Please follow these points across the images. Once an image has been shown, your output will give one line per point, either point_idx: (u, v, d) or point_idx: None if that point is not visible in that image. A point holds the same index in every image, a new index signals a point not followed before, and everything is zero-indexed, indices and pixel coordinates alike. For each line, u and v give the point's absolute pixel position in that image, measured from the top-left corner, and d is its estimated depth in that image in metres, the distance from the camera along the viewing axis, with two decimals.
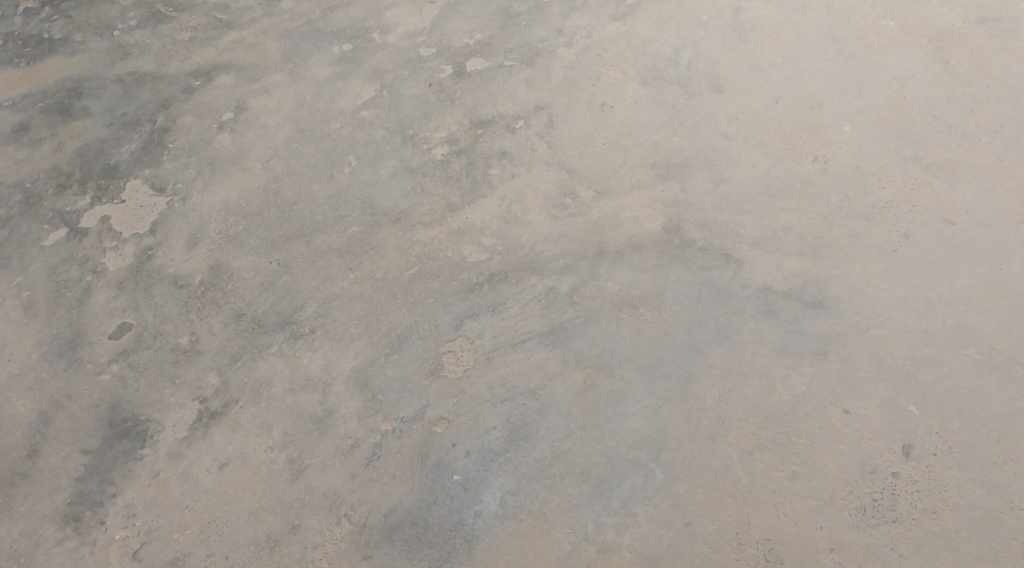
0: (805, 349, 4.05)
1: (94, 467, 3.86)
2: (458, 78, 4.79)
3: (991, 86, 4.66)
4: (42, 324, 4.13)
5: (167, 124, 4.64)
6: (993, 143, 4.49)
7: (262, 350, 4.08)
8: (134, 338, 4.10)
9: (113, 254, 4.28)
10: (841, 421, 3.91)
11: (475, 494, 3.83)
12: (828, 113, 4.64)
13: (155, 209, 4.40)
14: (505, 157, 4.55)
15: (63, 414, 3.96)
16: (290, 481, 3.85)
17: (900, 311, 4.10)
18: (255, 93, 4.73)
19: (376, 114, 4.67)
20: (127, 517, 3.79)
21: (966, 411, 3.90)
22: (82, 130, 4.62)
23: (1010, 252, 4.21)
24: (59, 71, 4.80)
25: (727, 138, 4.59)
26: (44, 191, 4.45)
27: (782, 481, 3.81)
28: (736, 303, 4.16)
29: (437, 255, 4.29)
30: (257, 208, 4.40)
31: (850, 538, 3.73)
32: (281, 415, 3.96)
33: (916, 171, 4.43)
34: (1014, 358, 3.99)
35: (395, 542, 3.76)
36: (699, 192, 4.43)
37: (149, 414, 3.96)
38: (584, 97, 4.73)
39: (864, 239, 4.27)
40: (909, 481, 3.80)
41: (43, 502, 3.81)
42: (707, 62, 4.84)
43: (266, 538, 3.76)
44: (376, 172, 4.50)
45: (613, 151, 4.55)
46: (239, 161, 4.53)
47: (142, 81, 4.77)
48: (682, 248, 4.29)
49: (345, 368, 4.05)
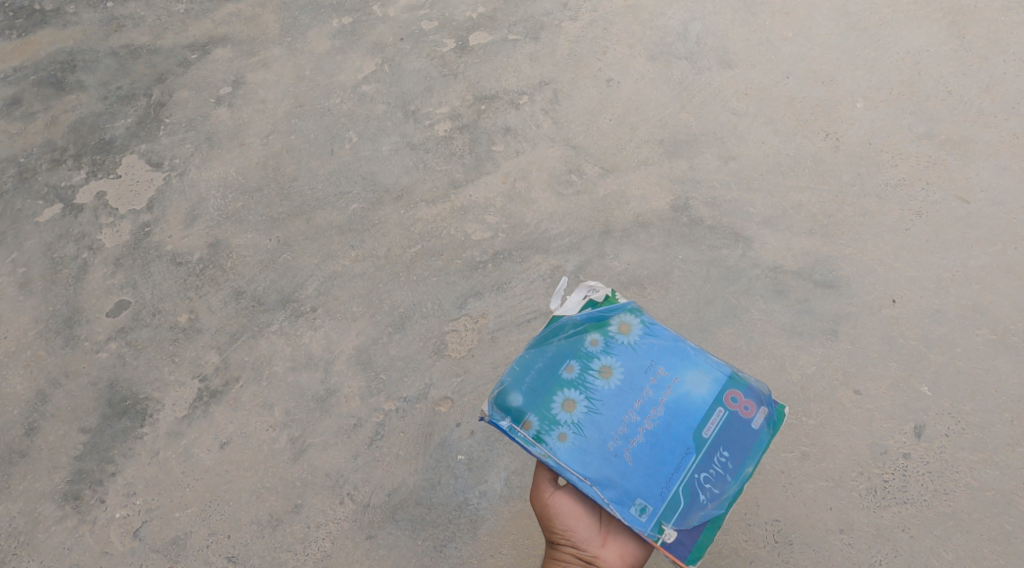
0: (815, 329, 3.98)
1: (93, 445, 3.82)
2: (460, 52, 4.71)
3: (1009, 61, 4.55)
4: (39, 301, 4.10)
5: (163, 98, 4.58)
6: (1009, 120, 4.39)
7: (262, 328, 4.03)
8: (132, 316, 4.07)
9: (110, 230, 4.24)
10: (851, 402, 3.84)
11: (479, 474, 3.76)
12: (840, 89, 4.55)
13: (151, 184, 4.35)
14: (509, 133, 4.48)
15: (61, 392, 3.92)
16: (292, 460, 3.80)
17: (912, 290, 4.03)
18: (254, 66, 4.67)
19: (377, 89, 4.60)
20: (127, 496, 3.74)
21: (979, 392, 3.82)
22: (76, 104, 4.57)
23: None
24: (51, 43, 4.74)
25: (736, 115, 4.50)
26: (38, 166, 4.40)
27: (792, 462, 3.75)
28: (745, 283, 4.09)
29: (440, 234, 4.23)
30: (257, 184, 4.35)
31: (860, 519, 3.66)
32: (284, 394, 3.91)
33: (929, 148, 4.34)
34: None
35: (399, 521, 3.70)
36: (708, 169, 4.35)
37: (149, 393, 3.92)
38: (590, 72, 4.65)
39: (876, 218, 4.20)
40: (921, 462, 3.72)
41: (42, 480, 3.76)
42: (716, 37, 4.75)
43: (269, 517, 3.70)
44: (377, 148, 4.44)
45: (620, 128, 4.48)
46: (237, 136, 4.47)
47: (136, 54, 4.72)
48: (690, 227, 4.22)
49: (347, 347, 4.00)
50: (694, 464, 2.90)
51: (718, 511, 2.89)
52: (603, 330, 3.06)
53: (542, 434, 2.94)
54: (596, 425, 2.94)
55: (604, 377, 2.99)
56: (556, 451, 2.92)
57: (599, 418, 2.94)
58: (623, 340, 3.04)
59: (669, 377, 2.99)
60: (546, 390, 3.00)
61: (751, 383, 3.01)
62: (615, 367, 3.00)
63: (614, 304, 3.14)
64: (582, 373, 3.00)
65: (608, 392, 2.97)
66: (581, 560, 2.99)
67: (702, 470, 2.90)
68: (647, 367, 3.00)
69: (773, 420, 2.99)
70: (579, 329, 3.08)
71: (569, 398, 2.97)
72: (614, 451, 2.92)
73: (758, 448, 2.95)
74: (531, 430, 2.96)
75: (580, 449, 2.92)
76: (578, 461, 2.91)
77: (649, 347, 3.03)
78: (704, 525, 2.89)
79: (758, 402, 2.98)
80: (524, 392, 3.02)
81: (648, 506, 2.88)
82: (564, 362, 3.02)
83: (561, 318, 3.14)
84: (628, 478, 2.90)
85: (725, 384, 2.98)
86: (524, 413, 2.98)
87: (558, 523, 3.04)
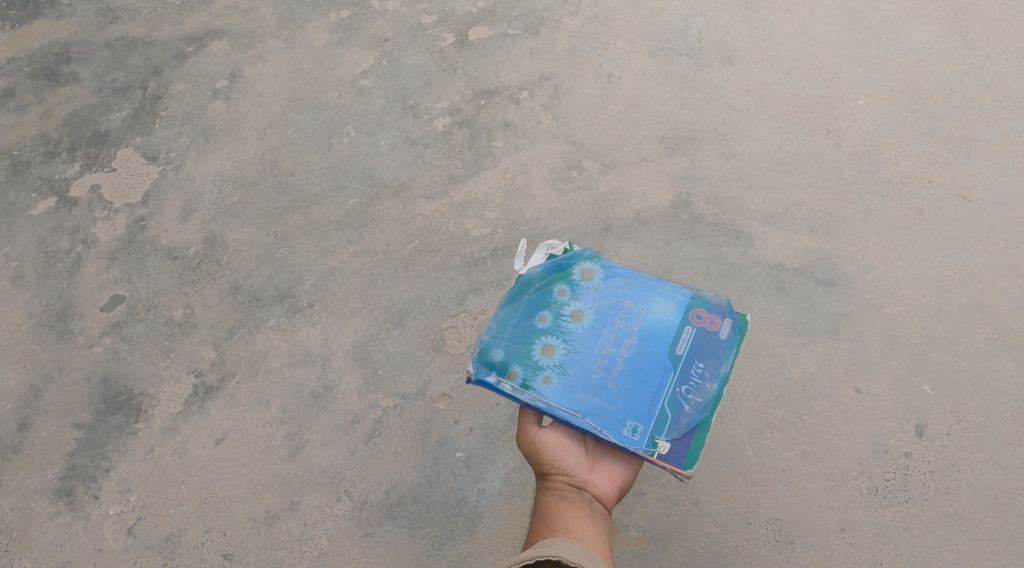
0: (816, 327, 3.94)
1: (87, 441, 3.79)
2: (460, 47, 4.69)
3: (1011, 60, 4.51)
4: (32, 295, 4.07)
5: (159, 91, 4.59)
6: (1012, 118, 4.35)
7: (259, 324, 4.00)
8: (127, 311, 4.04)
9: (105, 224, 4.22)
10: (853, 401, 3.80)
11: (478, 471, 3.72)
12: (841, 86, 4.52)
13: (147, 177, 4.34)
14: (509, 129, 4.44)
15: (54, 387, 3.89)
16: (289, 456, 3.76)
17: (914, 288, 3.99)
18: (251, 60, 4.67)
19: (376, 84, 4.58)
20: (121, 493, 3.71)
21: (981, 391, 3.77)
22: (71, 96, 4.57)
23: None
24: (45, 34, 4.77)
25: (737, 111, 4.47)
26: (32, 158, 4.39)
27: (792, 461, 3.72)
28: (746, 280, 4.06)
29: (439, 229, 4.19)
30: (254, 178, 4.33)
31: (862, 519, 3.62)
32: (280, 390, 3.88)
33: (931, 147, 4.31)
34: None
35: (397, 519, 3.66)
36: (709, 166, 4.32)
37: (143, 388, 3.88)
38: (591, 68, 4.62)
39: (878, 216, 4.16)
40: (922, 461, 3.68)
41: (34, 477, 3.73)
42: (717, 33, 4.72)
43: (265, 514, 3.67)
44: (375, 143, 4.41)
45: (621, 124, 4.44)
46: (234, 130, 4.46)
47: (132, 46, 4.73)
48: (691, 224, 4.18)
49: (345, 343, 3.96)
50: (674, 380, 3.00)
51: (705, 415, 2.96)
52: (566, 278, 3.20)
53: (528, 380, 3.02)
54: (576, 362, 3.04)
55: (576, 319, 3.11)
56: (545, 393, 3.00)
57: (578, 356, 3.05)
58: (587, 284, 3.17)
59: (635, 308, 3.11)
60: (525, 340, 3.09)
61: (711, 298, 3.13)
62: (584, 309, 3.12)
63: (573, 253, 3.27)
64: (555, 320, 3.11)
65: (581, 332, 3.08)
66: (574, 485, 2.97)
67: (682, 382, 2.99)
68: (613, 303, 3.12)
69: (740, 327, 3.10)
70: (545, 282, 3.21)
71: (547, 344, 3.07)
72: (598, 382, 3.01)
73: (731, 355, 3.05)
74: (517, 380, 3.03)
75: (566, 387, 3.01)
76: (567, 400, 2.99)
77: (612, 286, 3.16)
78: (694, 431, 2.95)
79: (722, 313, 3.09)
80: (504, 346, 3.10)
81: (638, 425, 2.95)
82: (537, 314, 3.13)
83: (526, 274, 3.26)
84: (615, 404, 2.98)
85: (688, 304, 3.11)
86: (508, 365, 3.06)
87: (546, 456, 3.04)
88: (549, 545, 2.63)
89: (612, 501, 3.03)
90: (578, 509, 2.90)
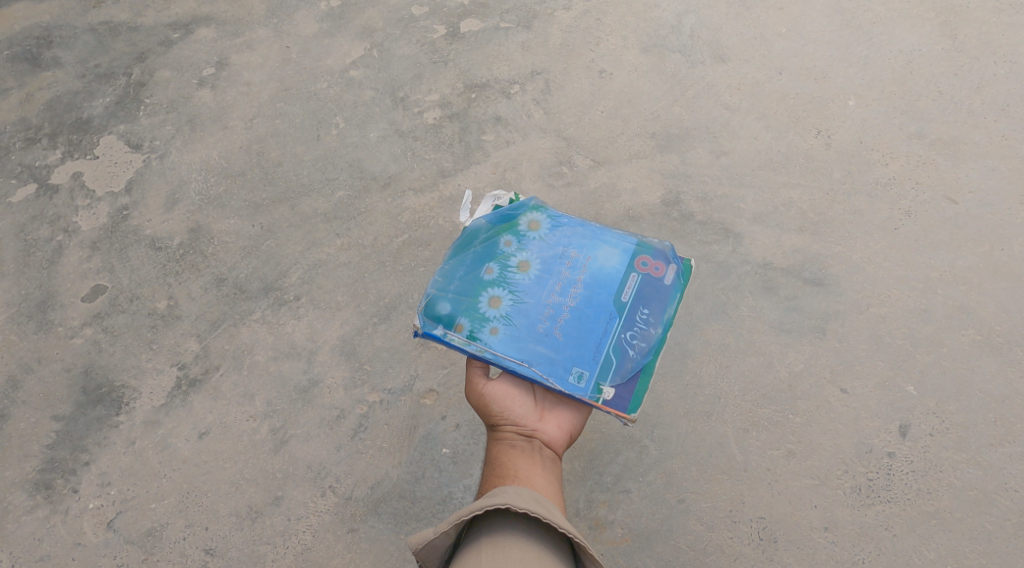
0: (804, 327, 3.92)
1: (66, 433, 3.73)
2: (451, 39, 4.64)
3: (999, 63, 4.50)
4: (11, 283, 4.02)
5: (143, 78, 4.53)
6: (998, 121, 4.34)
7: (243, 316, 3.95)
8: (109, 302, 3.98)
9: (87, 213, 4.16)
10: (839, 401, 3.78)
11: (464, 468, 3.68)
12: (832, 86, 4.50)
13: (130, 165, 4.28)
14: (499, 123, 4.40)
15: (33, 379, 3.83)
16: (272, 451, 3.71)
17: (901, 289, 3.97)
18: (238, 48, 4.62)
19: (365, 74, 4.54)
20: (101, 487, 3.65)
21: (964, 392, 3.76)
22: (52, 82, 4.51)
23: (1012, 231, 4.07)
24: (26, 17, 4.71)
25: (729, 109, 4.44)
26: (12, 144, 4.33)
27: (778, 459, 3.69)
28: (735, 279, 4.03)
29: (427, 223, 4.14)
30: (241, 169, 4.27)
31: (845, 518, 3.59)
32: (265, 384, 3.83)
33: (919, 148, 4.29)
34: (1013, 341, 3.84)
35: (382, 515, 3.62)
36: (699, 164, 4.29)
37: (125, 380, 3.83)
38: (583, 63, 4.59)
39: (865, 216, 4.14)
40: (905, 461, 3.66)
41: (12, 469, 3.67)
42: (710, 30, 4.69)
43: (247, 509, 3.61)
44: (364, 135, 4.37)
45: (612, 121, 4.41)
46: (221, 119, 4.41)
47: (116, 32, 4.67)
48: (681, 221, 4.15)
49: (331, 337, 3.92)
50: (619, 326, 2.97)
51: (649, 359, 2.95)
52: (511, 230, 3.14)
53: (475, 332, 2.97)
54: (523, 312, 2.99)
55: (523, 270, 3.05)
56: (491, 344, 2.95)
57: (524, 306, 3.00)
58: (534, 235, 3.11)
59: (581, 256, 3.07)
60: (470, 292, 3.03)
61: (656, 245, 3.09)
62: (530, 259, 3.07)
63: (519, 203, 3.21)
64: (502, 272, 3.05)
65: (527, 282, 3.03)
66: (524, 434, 2.93)
67: (627, 328, 2.97)
68: (559, 253, 3.07)
69: (684, 273, 3.08)
70: (491, 234, 3.15)
71: (494, 295, 3.02)
72: (544, 331, 2.97)
73: (676, 302, 3.03)
74: (463, 332, 2.98)
75: (513, 336, 2.96)
76: (514, 350, 2.94)
77: (559, 236, 3.10)
78: (638, 375, 2.94)
79: (667, 260, 3.06)
80: (449, 299, 3.04)
81: (583, 371, 2.93)
82: (483, 267, 3.07)
83: (472, 226, 3.20)
84: (561, 352, 2.95)
85: (633, 251, 3.07)
86: (455, 317, 3.00)
87: (494, 408, 2.99)
88: (498, 492, 2.55)
89: (563, 447, 3.00)
90: (528, 455, 2.86)
